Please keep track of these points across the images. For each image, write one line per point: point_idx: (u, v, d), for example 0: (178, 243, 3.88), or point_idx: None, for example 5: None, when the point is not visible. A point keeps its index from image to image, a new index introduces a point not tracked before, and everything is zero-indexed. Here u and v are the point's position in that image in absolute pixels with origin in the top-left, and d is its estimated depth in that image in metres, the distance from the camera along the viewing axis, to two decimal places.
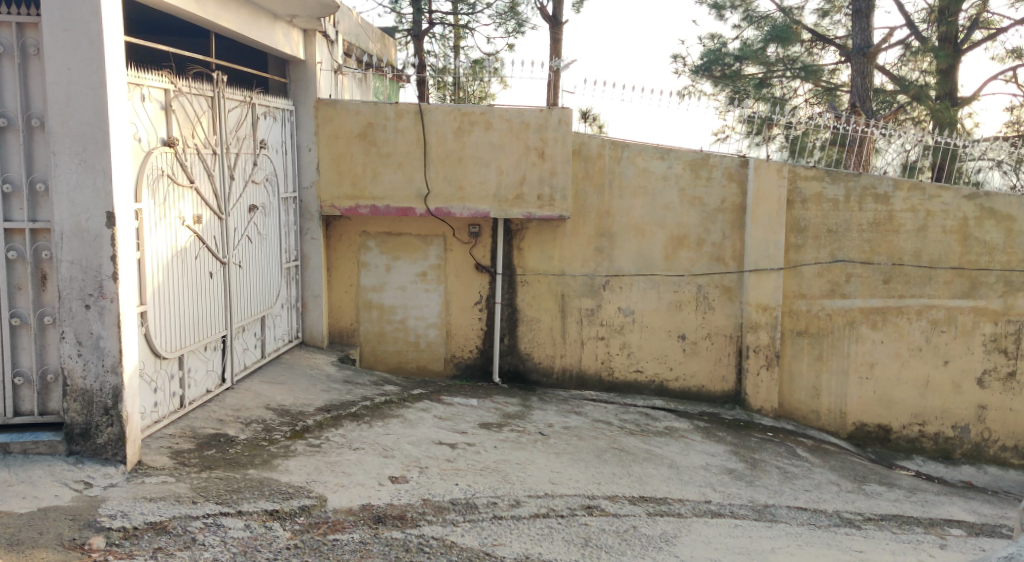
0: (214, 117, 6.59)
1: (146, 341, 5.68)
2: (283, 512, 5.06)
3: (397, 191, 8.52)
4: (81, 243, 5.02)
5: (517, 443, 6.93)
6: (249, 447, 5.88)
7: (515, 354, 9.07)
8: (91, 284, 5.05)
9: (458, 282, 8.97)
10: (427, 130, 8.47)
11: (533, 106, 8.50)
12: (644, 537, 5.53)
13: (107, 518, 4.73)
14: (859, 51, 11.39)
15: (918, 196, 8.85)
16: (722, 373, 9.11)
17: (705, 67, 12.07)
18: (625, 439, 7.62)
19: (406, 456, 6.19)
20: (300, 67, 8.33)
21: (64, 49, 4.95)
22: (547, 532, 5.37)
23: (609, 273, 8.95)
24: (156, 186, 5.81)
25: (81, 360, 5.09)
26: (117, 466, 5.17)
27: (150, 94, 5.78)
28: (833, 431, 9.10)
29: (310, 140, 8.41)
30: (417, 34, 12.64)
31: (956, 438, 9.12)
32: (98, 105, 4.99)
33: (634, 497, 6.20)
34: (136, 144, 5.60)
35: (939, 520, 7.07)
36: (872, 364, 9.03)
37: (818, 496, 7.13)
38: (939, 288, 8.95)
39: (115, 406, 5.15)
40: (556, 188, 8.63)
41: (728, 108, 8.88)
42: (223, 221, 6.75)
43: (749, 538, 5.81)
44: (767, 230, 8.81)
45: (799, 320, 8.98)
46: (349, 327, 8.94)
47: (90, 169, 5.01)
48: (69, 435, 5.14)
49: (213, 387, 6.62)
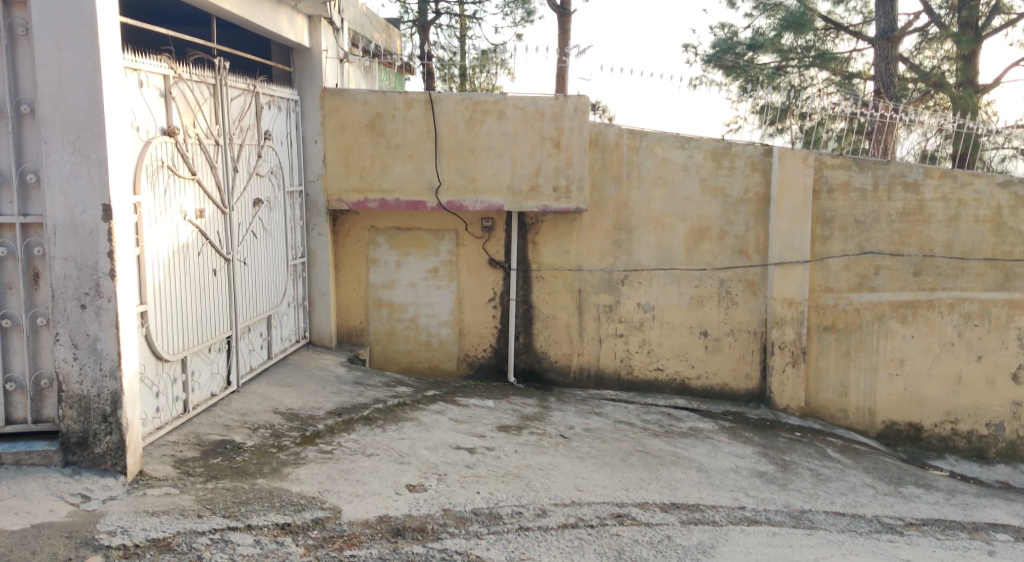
0: (216, 106, 6.23)
1: (146, 342, 5.33)
2: (295, 526, 4.72)
3: (408, 184, 8.16)
4: (75, 239, 4.67)
5: (538, 447, 6.58)
6: (258, 454, 5.54)
7: (530, 352, 8.72)
8: (87, 283, 4.70)
9: (471, 279, 8.62)
10: (438, 119, 8.11)
11: (548, 95, 8.14)
12: (680, 548, 5.17)
13: (106, 534, 4.38)
14: (883, 34, 11.03)
15: (949, 184, 8.50)
16: (746, 370, 8.75)
17: (717, 56, 11.66)
18: (650, 441, 7.26)
19: (423, 462, 5.84)
20: (306, 55, 7.98)
21: (55, 30, 4.60)
22: (577, 545, 5.01)
23: (628, 267, 8.60)
24: (156, 177, 5.46)
25: (77, 364, 4.74)
26: (116, 478, 4.82)
27: (148, 79, 5.42)
28: (861, 431, 8.73)
29: (316, 132, 8.06)
30: (422, 24, 12.28)
31: (989, 437, 8.77)
32: (92, 89, 4.63)
33: (665, 504, 5.84)
34: (134, 133, 5.24)
35: (983, 525, 6.73)
36: (902, 359, 8.67)
37: (855, 500, 6.78)
38: (972, 280, 8.60)
39: (114, 413, 4.79)
40: (572, 178, 8.27)
41: (741, 98, 8.53)
42: (227, 216, 6.39)
43: (790, 547, 5.46)
44: (793, 222, 8.44)
45: (826, 315, 8.61)
46: (358, 326, 8.59)
47: (84, 158, 4.65)
48: (65, 444, 4.80)
49: (218, 391, 6.27)
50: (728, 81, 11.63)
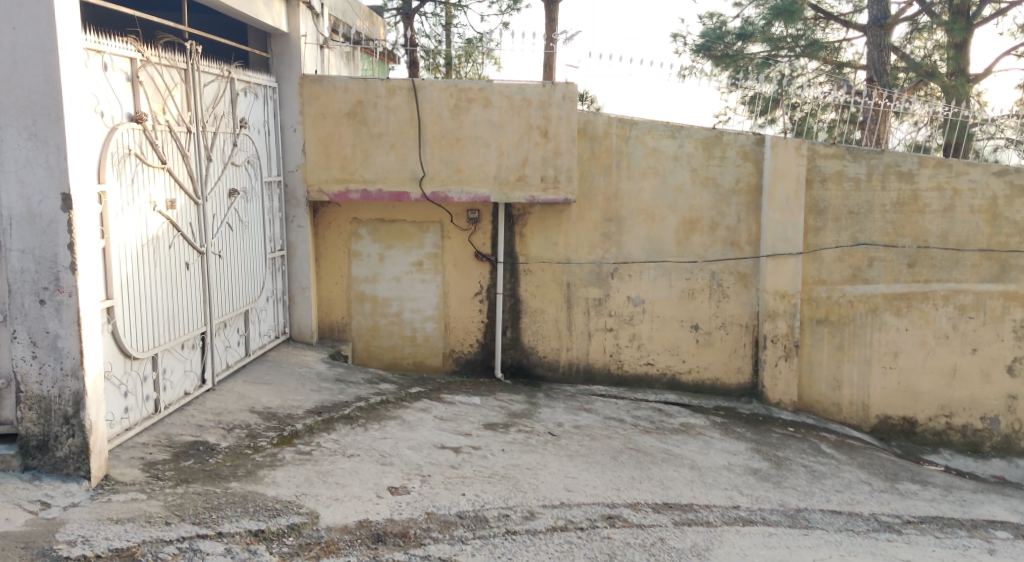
0: (188, 92, 5.96)
1: (114, 339, 5.09)
2: (269, 532, 4.48)
3: (391, 174, 7.91)
4: (33, 230, 4.41)
5: (526, 445, 6.35)
6: (232, 456, 5.29)
7: (518, 348, 8.50)
8: (46, 277, 4.44)
9: (457, 272, 8.37)
10: (422, 107, 7.86)
11: (535, 82, 7.90)
12: (674, 551, 4.97)
13: (65, 545, 4.13)
14: (876, 22, 10.86)
15: (944, 174, 8.31)
16: (738, 365, 8.55)
17: (706, 47, 11.38)
18: (641, 438, 7.05)
19: (406, 463, 5.60)
20: (283, 40, 7.70)
21: (9, 7, 4.32)
22: (567, 549, 4.79)
23: (617, 260, 8.38)
24: (122, 166, 5.19)
25: (36, 363, 4.49)
26: (79, 483, 4.56)
27: (113, 63, 5.15)
28: (855, 425, 8.55)
29: (295, 120, 7.79)
30: (406, 13, 12.00)
31: (984, 431, 8.60)
32: (49, 70, 4.36)
33: (657, 504, 5.63)
34: (99, 119, 4.98)
35: (982, 522, 6.55)
36: (896, 353, 8.49)
37: (851, 497, 6.59)
38: (967, 271, 8.41)
39: (76, 414, 4.53)
40: (560, 169, 8.03)
41: (730, 88, 8.34)
42: (201, 207, 6.13)
43: (788, 549, 5.26)
44: (786, 213, 8.24)
45: (818, 308, 8.42)
46: (340, 322, 8.33)
47: (41, 144, 4.38)
48: (25, 448, 4.55)
49: (191, 389, 6.01)
50: (717, 71, 11.37)
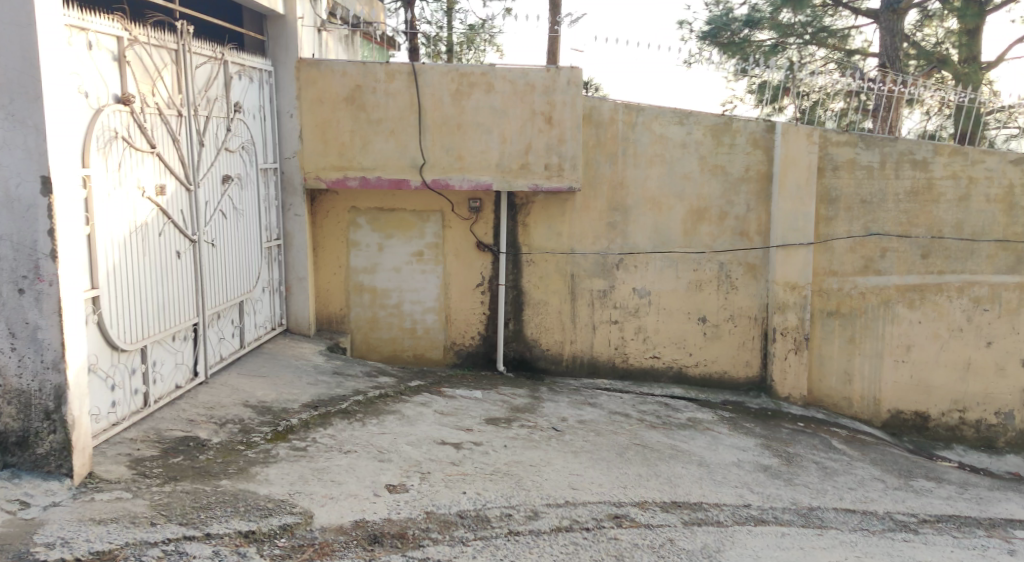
0: (179, 73, 5.74)
1: (99, 331, 4.88)
2: (260, 533, 4.28)
3: (390, 161, 7.69)
4: (10, 216, 4.20)
5: (528, 441, 6.14)
6: (223, 452, 5.08)
7: (521, 340, 8.29)
8: (25, 264, 4.23)
9: (459, 262, 8.15)
10: (421, 92, 7.63)
11: (539, 67, 7.66)
12: (684, 553, 4.76)
13: (43, 547, 3.93)
14: (888, 7, 10.57)
15: (959, 161, 8.08)
16: (747, 358, 8.33)
17: (711, 34, 11.13)
18: (647, 434, 6.83)
19: (405, 459, 5.39)
20: (279, 22, 7.47)
21: None
22: (572, 551, 4.58)
23: (623, 250, 8.15)
24: (109, 149, 4.98)
25: (14, 355, 4.28)
26: (61, 481, 4.35)
27: (98, 41, 4.93)
28: (867, 420, 8.33)
29: (291, 106, 7.57)
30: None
31: (998, 426, 8.42)
32: (27, 45, 4.14)
33: (666, 502, 5.41)
34: (82, 100, 4.78)
35: (1000, 521, 6.34)
36: (909, 346, 8.27)
37: (865, 495, 6.37)
38: (983, 263, 8.19)
39: (57, 409, 4.32)
40: (564, 156, 7.80)
41: (738, 76, 8.10)
42: (193, 193, 5.91)
43: (802, 550, 5.05)
44: (796, 202, 8.01)
45: (829, 300, 8.20)
46: (338, 313, 8.12)
47: (20, 124, 4.17)
48: (4, 444, 4.34)
49: (183, 382, 5.81)
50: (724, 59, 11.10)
